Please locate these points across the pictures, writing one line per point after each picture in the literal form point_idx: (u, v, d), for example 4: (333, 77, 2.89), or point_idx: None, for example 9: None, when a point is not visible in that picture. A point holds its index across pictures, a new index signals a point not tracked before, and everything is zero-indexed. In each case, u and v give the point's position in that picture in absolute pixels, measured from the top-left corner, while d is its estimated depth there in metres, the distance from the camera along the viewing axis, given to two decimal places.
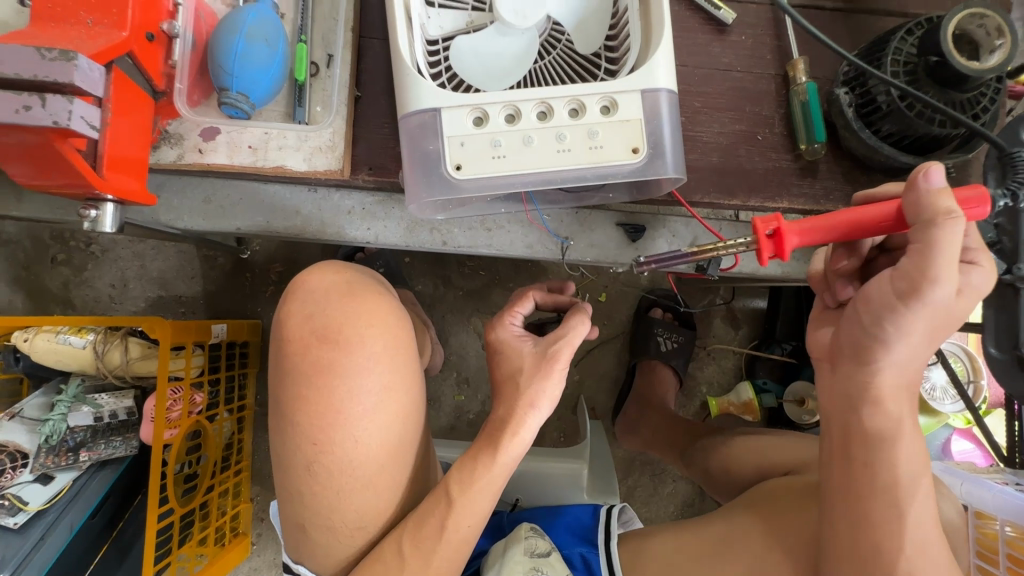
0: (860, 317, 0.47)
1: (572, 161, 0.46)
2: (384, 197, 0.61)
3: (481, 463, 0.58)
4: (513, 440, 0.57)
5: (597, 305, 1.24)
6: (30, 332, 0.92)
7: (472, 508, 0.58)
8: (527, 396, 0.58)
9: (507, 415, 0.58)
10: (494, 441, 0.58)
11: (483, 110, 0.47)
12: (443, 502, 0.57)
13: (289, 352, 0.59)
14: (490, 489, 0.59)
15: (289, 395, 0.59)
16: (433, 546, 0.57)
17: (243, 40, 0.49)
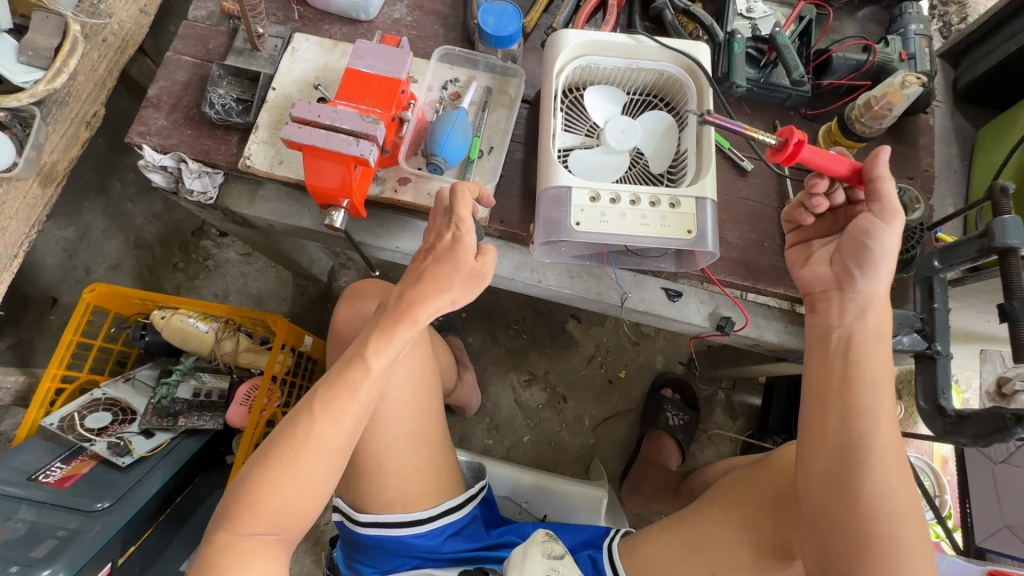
0: (851, 239, 0.68)
1: (650, 232, 0.72)
2: (504, 242, 0.87)
3: (393, 327, 0.67)
4: (416, 308, 0.67)
5: (616, 379, 1.44)
6: (168, 312, 1.12)
7: (382, 373, 0.68)
8: (437, 278, 0.68)
9: (410, 292, 0.68)
10: (401, 313, 0.68)
11: (596, 192, 0.74)
12: (359, 365, 0.67)
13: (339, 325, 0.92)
14: (396, 352, 0.68)
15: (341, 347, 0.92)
16: (344, 406, 0.66)
17: (454, 128, 0.77)
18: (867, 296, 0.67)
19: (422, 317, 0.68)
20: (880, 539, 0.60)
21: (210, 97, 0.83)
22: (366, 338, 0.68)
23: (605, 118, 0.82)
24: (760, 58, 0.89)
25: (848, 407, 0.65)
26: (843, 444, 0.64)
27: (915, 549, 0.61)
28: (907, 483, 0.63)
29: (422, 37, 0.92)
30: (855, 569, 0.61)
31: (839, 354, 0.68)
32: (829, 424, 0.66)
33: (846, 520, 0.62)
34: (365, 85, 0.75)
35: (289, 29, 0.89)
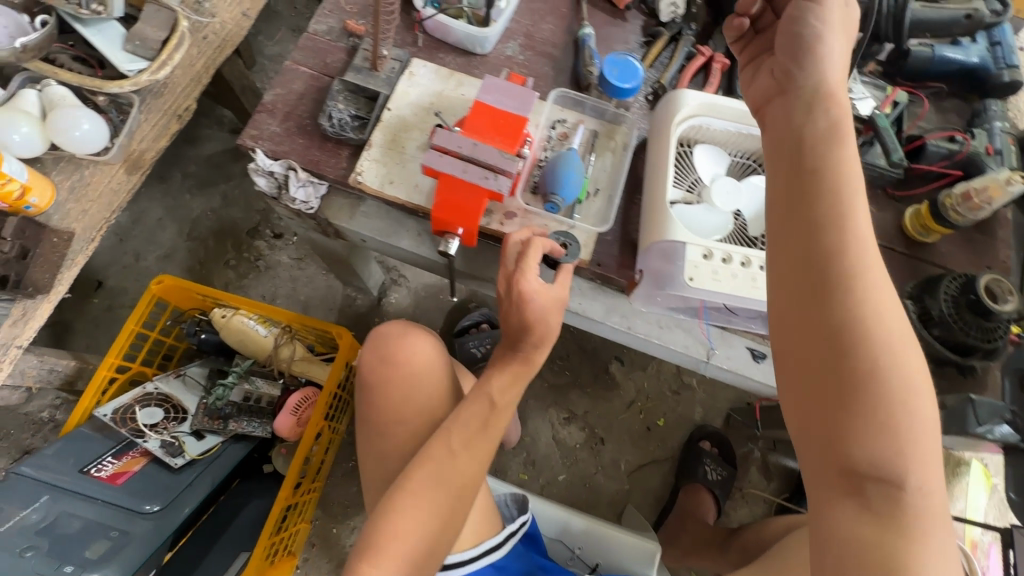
0: (798, 47, 0.64)
1: (760, 295, 0.73)
2: (596, 285, 0.87)
3: (515, 369, 0.74)
4: (534, 354, 0.75)
5: (655, 426, 1.43)
6: (229, 311, 1.10)
7: (507, 408, 0.72)
8: (543, 325, 0.74)
9: (529, 341, 0.74)
10: (522, 358, 0.74)
11: (710, 249, 0.74)
12: (486, 403, 0.71)
13: (366, 377, 0.76)
14: (519, 394, 0.74)
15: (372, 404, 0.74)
16: (477, 441, 0.69)
17: (572, 170, 0.78)
18: (827, 92, 0.62)
19: (536, 359, 0.75)
20: (874, 364, 0.51)
21: (328, 111, 0.84)
22: (489, 380, 0.73)
23: (711, 178, 0.85)
24: (858, 136, 0.92)
25: (814, 217, 0.57)
26: (806, 258, 0.56)
27: (914, 376, 0.52)
28: (882, 295, 0.54)
29: (532, 76, 0.94)
30: (848, 409, 0.52)
31: (795, 171, 0.60)
32: (792, 241, 0.58)
33: (830, 351, 0.53)
34: (493, 118, 0.76)
35: (407, 53, 0.90)
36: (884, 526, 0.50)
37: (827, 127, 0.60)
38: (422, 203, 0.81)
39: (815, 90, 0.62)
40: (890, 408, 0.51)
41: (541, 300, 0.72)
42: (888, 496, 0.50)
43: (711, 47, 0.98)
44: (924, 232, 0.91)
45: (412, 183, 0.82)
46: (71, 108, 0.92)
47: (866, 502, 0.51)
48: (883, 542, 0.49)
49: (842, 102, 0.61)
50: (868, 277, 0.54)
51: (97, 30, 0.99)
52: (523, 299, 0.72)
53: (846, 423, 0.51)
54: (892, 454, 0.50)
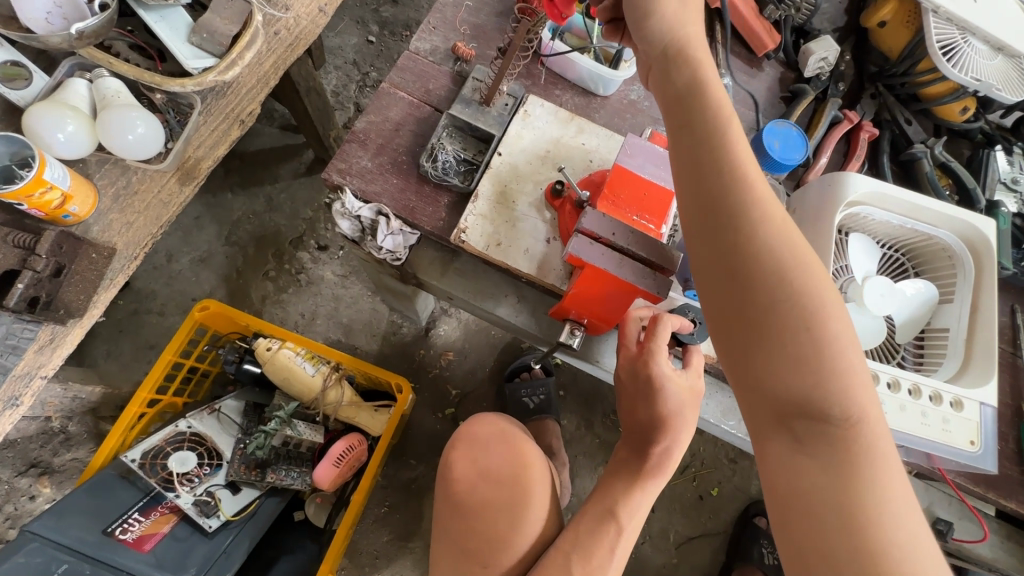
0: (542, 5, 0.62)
1: (929, 433, 0.64)
2: (711, 379, 0.77)
3: (646, 480, 0.64)
4: (666, 462, 0.64)
5: (708, 496, 1.33)
6: (275, 344, 0.98)
7: (633, 531, 0.64)
8: (680, 438, 0.62)
9: (665, 443, 0.62)
10: (651, 465, 0.64)
11: (873, 373, 0.65)
12: (610, 523, 0.63)
13: (459, 491, 0.75)
14: (646, 507, 0.65)
15: (467, 520, 0.73)
16: (601, 568, 0.62)
17: None
18: (681, 35, 0.55)
19: (669, 464, 0.64)
20: (786, 303, 0.48)
21: (433, 151, 0.73)
22: (614, 494, 0.65)
23: (863, 274, 0.74)
24: (1023, 239, 0.81)
25: (705, 157, 0.51)
26: (705, 202, 0.51)
27: (829, 295, 0.49)
28: (779, 215, 0.50)
29: (657, 125, 0.82)
30: (767, 353, 0.49)
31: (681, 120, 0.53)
32: (683, 186, 0.53)
33: (741, 294, 0.50)
34: (638, 189, 0.64)
35: (522, 88, 0.78)
36: (830, 469, 0.47)
37: (685, 66, 0.54)
38: (533, 273, 0.70)
39: (664, 38, 0.55)
40: (802, 342, 0.48)
41: (668, 387, 0.60)
42: (820, 437, 0.48)
43: (858, 112, 0.87)
44: None
45: (523, 247, 0.71)
46: (126, 108, 0.79)
47: (799, 442, 0.49)
48: (834, 484, 0.47)
49: (695, 37, 0.55)
50: (766, 202, 0.51)
51: (160, 17, 0.85)
52: (652, 387, 0.60)
53: (766, 371, 0.49)
54: (820, 390, 0.47)
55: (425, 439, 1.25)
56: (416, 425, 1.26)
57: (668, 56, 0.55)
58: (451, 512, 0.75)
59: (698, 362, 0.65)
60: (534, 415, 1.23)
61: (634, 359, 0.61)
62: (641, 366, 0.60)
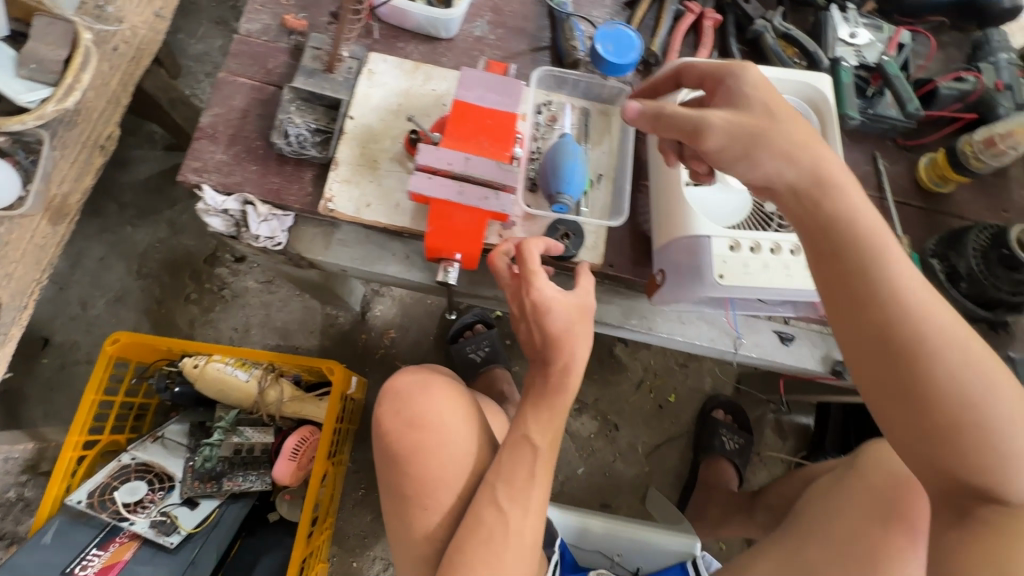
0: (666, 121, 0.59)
1: (794, 283, 0.67)
2: (607, 287, 0.80)
3: (550, 397, 0.67)
4: (567, 379, 0.66)
5: (667, 403, 1.40)
6: (201, 359, 1.00)
7: (549, 450, 0.68)
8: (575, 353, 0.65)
9: (561, 359, 0.65)
10: (552, 387, 0.66)
11: (736, 240, 0.67)
12: (526, 445, 0.67)
13: (390, 442, 0.78)
14: (558, 429, 0.68)
15: (399, 470, 0.76)
16: (527, 493, 0.67)
17: (576, 161, 0.69)
18: (747, 129, 0.55)
19: (572, 377, 0.67)
20: (937, 394, 0.49)
21: (283, 127, 0.72)
22: (526, 418, 0.68)
23: None
24: (867, 87, 0.85)
25: (836, 252, 0.53)
26: (839, 276, 0.53)
27: (976, 373, 0.49)
28: (918, 285, 0.51)
29: (508, 57, 0.83)
30: (941, 453, 0.49)
31: (812, 237, 0.55)
32: (831, 307, 0.54)
33: (899, 389, 0.50)
34: (478, 120, 0.66)
35: (363, 48, 0.78)
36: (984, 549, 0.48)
37: (825, 195, 0.54)
38: (407, 224, 0.71)
39: (692, 120, 0.57)
40: (963, 437, 0.48)
41: (557, 309, 0.63)
42: (993, 513, 0.49)
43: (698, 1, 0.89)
44: (941, 182, 0.85)
45: (392, 203, 0.72)
46: None
47: (960, 516, 0.50)
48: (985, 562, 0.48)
49: (734, 84, 0.60)
50: (904, 282, 0.51)
51: None
52: (539, 311, 0.64)
53: (946, 458, 0.49)
54: (958, 433, 0.48)
55: None
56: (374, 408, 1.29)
57: (705, 85, 0.64)
58: (387, 465, 0.78)
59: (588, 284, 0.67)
60: (485, 368, 1.27)
61: (519, 293, 0.65)
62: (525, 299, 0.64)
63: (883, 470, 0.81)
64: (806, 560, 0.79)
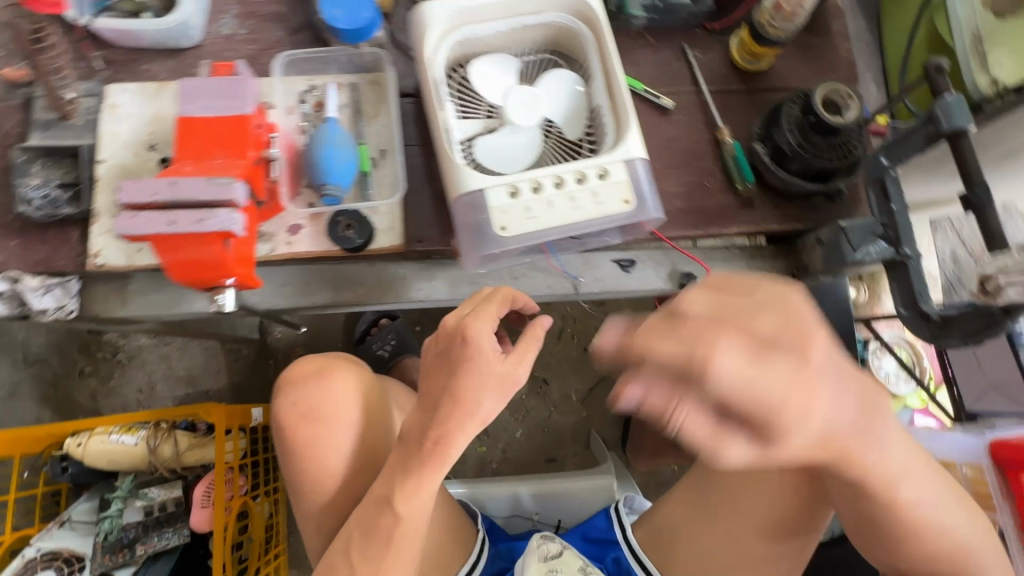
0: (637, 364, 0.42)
1: (584, 214, 0.63)
2: (430, 262, 0.77)
3: (426, 471, 0.68)
4: (444, 454, 0.68)
5: (592, 345, 1.39)
6: (83, 436, 0.98)
7: (413, 517, 0.71)
8: (464, 404, 0.66)
9: (452, 425, 0.66)
10: (429, 465, 0.69)
11: (515, 185, 0.64)
12: (388, 512, 0.70)
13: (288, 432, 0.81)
14: (423, 501, 0.71)
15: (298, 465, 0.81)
16: (381, 554, 0.71)
17: (330, 148, 0.65)
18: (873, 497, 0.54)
19: (452, 452, 0.68)
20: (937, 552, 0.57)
21: (24, 193, 0.67)
22: (392, 484, 0.70)
23: (501, 97, 0.72)
24: None
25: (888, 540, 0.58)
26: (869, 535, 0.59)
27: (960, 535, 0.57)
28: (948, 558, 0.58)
29: (265, 49, 0.77)
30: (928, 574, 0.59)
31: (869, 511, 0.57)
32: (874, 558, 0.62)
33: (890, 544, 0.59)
34: (206, 133, 0.61)
35: (99, 82, 0.72)
36: None
37: (905, 544, 0.57)
38: None
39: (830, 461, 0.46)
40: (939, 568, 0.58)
41: (475, 362, 0.65)
42: None
43: None
44: (754, 60, 0.80)
45: None
46: None
47: None
48: None
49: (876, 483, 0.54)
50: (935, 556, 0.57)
51: None
52: (461, 359, 0.65)
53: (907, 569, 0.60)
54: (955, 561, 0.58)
55: None
56: None
57: (743, 307, 0.42)
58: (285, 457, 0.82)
59: (520, 372, 0.67)
60: (394, 361, 1.25)
61: (462, 318, 0.67)
62: (461, 329, 0.66)
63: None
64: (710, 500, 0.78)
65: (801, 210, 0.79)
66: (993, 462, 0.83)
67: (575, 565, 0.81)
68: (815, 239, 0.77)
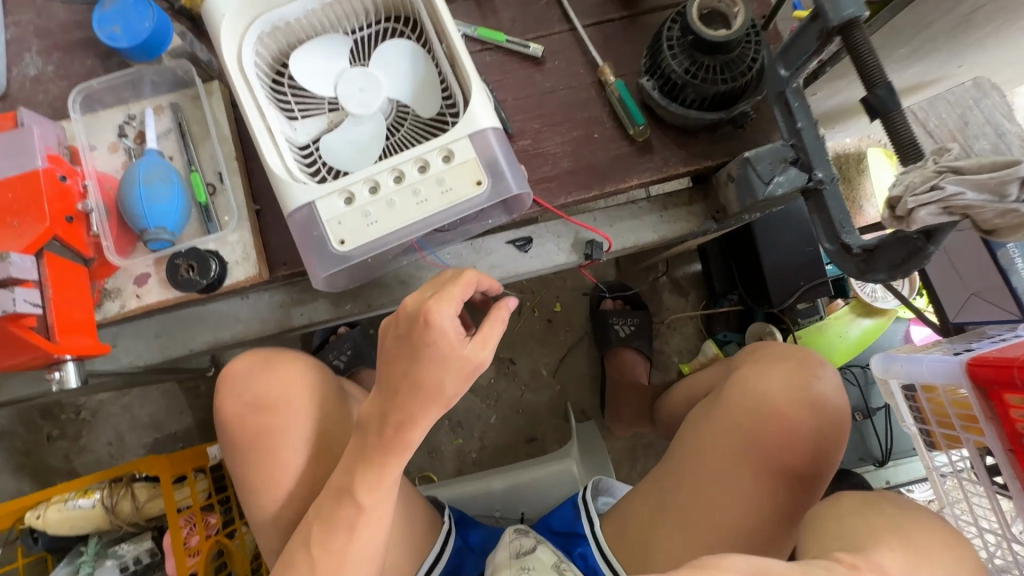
0: None
1: (432, 207, 0.55)
2: (309, 282, 0.70)
3: (388, 464, 0.52)
4: (408, 445, 0.52)
5: (555, 316, 1.31)
6: (41, 507, 0.98)
7: (383, 510, 0.54)
8: (425, 390, 0.50)
9: (414, 409, 0.50)
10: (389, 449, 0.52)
11: (349, 190, 0.56)
12: (347, 503, 0.52)
13: (234, 433, 0.64)
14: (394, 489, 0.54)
15: (241, 475, 0.63)
16: (343, 548, 0.52)
17: (145, 188, 0.59)
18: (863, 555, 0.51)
19: (415, 441, 0.52)
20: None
21: None
22: (351, 473, 0.53)
23: (335, 85, 0.63)
24: None
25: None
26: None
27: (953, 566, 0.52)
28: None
29: (78, 83, 0.69)
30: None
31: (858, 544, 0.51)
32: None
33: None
34: None
35: None
36: None
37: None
38: None
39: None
40: None
41: (437, 347, 0.49)
42: None
43: None
44: None
45: None
46: None
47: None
48: None
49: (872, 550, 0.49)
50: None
51: None
52: (421, 339, 0.49)
53: None
54: None
55: None
56: None
57: None
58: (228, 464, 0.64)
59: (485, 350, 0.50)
60: (349, 372, 1.20)
61: (417, 299, 0.50)
62: (417, 312, 0.49)
63: (754, 398, 0.68)
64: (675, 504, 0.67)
65: (710, 143, 0.68)
66: (974, 384, 0.74)
67: (549, 563, 0.69)
68: (726, 175, 0.66)
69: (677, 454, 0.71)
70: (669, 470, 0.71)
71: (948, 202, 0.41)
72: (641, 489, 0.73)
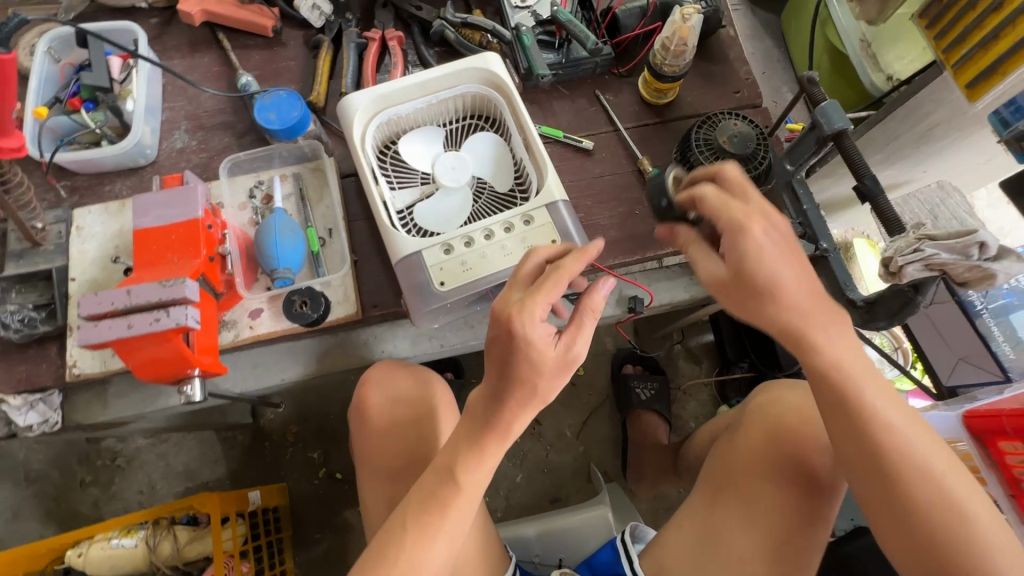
0: None
1: (515, 259, 0.68)
2: (390, 324, 0.81)
3: (490, 449, 0.59)
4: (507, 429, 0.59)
5: (578, 379, 1.40)
6: (84, 546, 0.99)
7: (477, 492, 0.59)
8: (521, 384, 0.57)
9: (514, 404, 0.57)
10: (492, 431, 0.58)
11: (448, 243, 0.69)
12: (448, 481, 0.58)
13: (370, 421, 0.75)
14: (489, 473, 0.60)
15: (369, 457, 0.74)
16: (440, 523, 0.58)
17: (276, 236, 0.72)
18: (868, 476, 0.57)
19: (514, 430, 0.59)
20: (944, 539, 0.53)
21: None
22: (455, 453, 0.59)
23: (431, 163, 0.78)
24: (553, 41, 0.87)
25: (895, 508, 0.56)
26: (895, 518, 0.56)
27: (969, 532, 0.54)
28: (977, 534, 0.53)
29: (215, 155, 0.84)
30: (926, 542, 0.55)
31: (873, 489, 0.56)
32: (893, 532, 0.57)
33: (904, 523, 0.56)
34: (160, 240, 0.67)
35: (66, 209, 0.79)
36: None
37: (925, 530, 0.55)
38: None
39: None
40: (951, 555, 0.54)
41: (525, 354, 0.55)
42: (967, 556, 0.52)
43: (378, 27, 0.90)
44: (662, 94, 0.87)
45: None
46: None
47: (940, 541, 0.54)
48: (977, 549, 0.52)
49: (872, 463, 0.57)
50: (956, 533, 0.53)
51: None
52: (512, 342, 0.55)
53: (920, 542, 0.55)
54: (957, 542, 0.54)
55: (316, 509, 1.28)
56: (302, 505, 1.28)
57: None
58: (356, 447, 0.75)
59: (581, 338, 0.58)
60: None
61: (508, 303, 0.57)
62: (505, 320, 0.55)
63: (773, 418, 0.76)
64: (721, 537, 0.73)
65: None
66: (972, 435, 0.83)
67: None
68: None
69: (711, 486, 0.78)
70: (711, 501, 0.76)
71: (928, 259, 0.55)
72: (677, 525, 0.79)
